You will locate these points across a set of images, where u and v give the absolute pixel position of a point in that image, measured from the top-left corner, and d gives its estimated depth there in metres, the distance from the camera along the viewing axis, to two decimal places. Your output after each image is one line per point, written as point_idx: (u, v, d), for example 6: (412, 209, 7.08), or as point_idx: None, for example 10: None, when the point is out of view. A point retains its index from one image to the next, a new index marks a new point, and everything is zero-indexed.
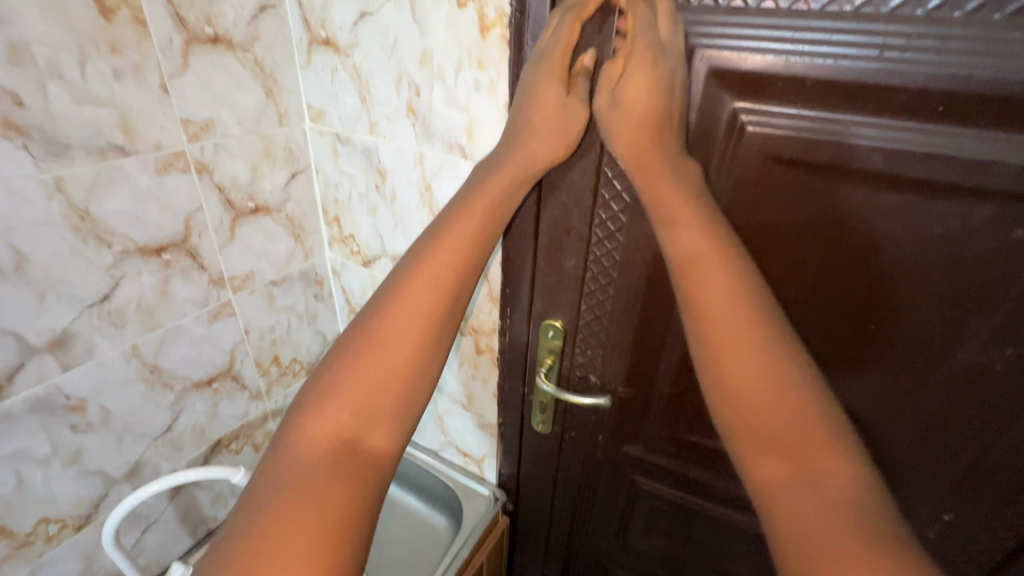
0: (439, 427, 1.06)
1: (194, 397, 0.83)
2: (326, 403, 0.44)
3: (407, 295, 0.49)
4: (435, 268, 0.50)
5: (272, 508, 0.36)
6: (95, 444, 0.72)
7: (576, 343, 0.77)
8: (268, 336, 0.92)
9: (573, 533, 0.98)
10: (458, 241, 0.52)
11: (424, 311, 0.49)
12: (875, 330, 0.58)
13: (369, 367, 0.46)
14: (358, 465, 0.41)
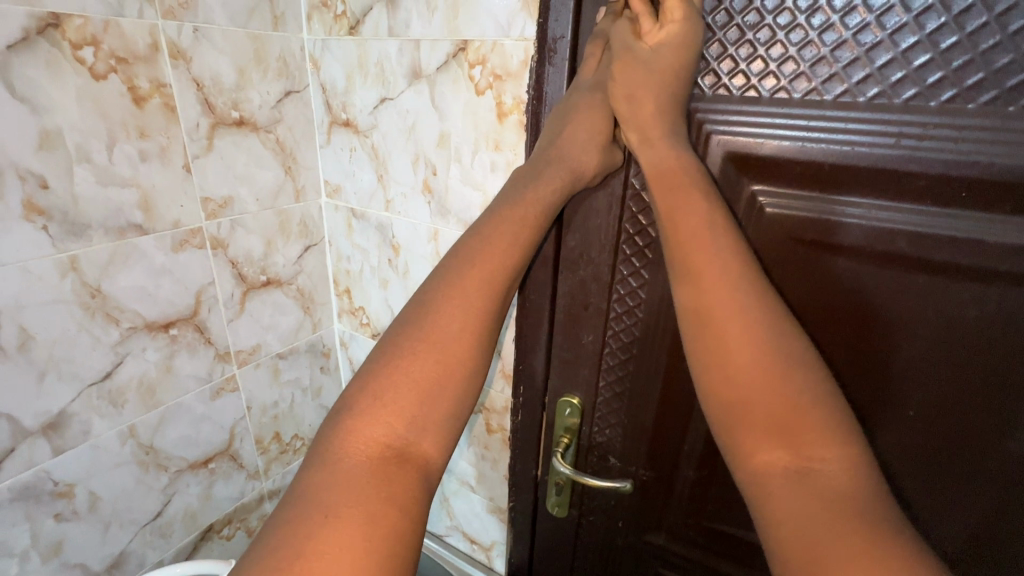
0: (446, 510, 0.99)
1: (188, 479, 0.78)
2: (368, 418, 0.41)
3: (428, 330, 0.45)
4: (482, 270, 0.48)
5: (313, 539, 0.34)
6: (79, 534, 0.67)
7: (593, 422, 0.73)
8: (271, 411, 0.88)
9: None
10: (505, 243, 0.50)
11: (451, 343, 0.45)
12: (913, 424, 0.55)
13: (415, 370, 0.43)
14: (403, 479, 0.39)
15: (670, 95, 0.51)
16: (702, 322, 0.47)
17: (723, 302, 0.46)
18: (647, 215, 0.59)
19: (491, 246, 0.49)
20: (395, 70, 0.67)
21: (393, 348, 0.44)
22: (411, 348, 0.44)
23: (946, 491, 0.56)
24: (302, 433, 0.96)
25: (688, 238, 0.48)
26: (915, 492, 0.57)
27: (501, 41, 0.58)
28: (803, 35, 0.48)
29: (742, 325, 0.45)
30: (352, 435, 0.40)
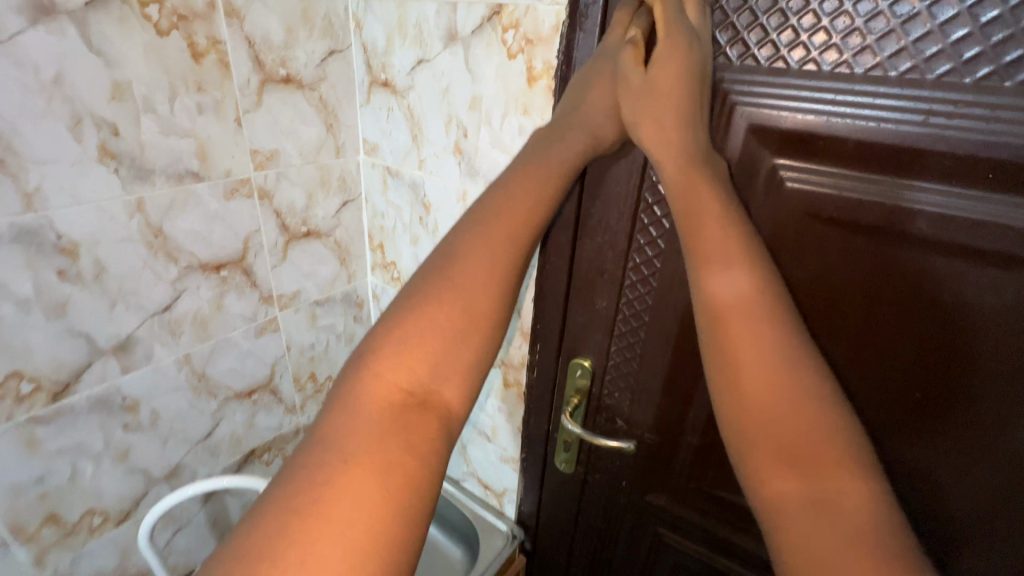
0: (463, 456, 1.06)
1: (234, 406, 0.87)
2: (391, 368, 0.44)
3: (452, 280, 0.49)
4: (503, 227, 0.51)
5: (335, 470, 0.37)
6: (142, 444, 0.76)
7: (604, 384, 0.77)
8: (307, 353, 0.96)
9: None
10: (524, 204, 0.52)
11: (475, 292, 0.49)
12: (914, 406, 0.56)
13: (439, 315, 0.47)
14: (423, 423, 0.42)
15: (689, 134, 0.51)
16: (712, 330, 0.47)
17: (734, 310, 0.46)
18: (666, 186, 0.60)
19: (508, 207, 0.52)
20: (432, 31, 0.69)
21: (412, 299, 0.48)
22: (431, 302, 0.47)
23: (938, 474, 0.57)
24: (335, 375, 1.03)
25: (705, 242, 0.48)
26: (905, 466, 0.59)
27: (535, 5, 0.60)
28: (836, 5, 0.48)
29: (754, 334, 0.45)
30: (376, 382, 0.44)
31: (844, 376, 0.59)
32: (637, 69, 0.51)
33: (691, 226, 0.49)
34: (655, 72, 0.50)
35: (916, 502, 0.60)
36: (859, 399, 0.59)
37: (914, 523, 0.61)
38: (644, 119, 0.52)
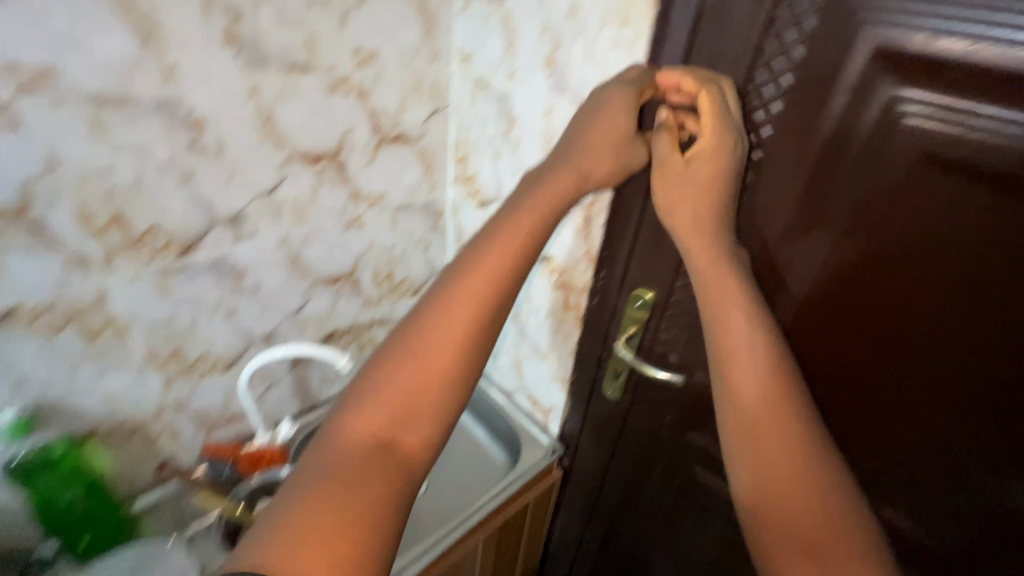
0: (515, 372, 1.12)
1: (320, 291, 0.96)
2: (386, 391, 0.50)
3: (504, 233, 0.56)
4: (554, 190, 0.58)
5: (308, 501, 0.43)
6: (246, 306, 0.86)
7: (662, 319, 0.77)
8: (387, 253, 1.02)
9: (621, 506, 1.01)
10: (576, 168, 0.59)
11: (520, 240, 0.56)
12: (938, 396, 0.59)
13: (468, 292, 0.54)
14: (384, 465, 0.47)
15: (717, 211, 0.58)
16: (725, 397, 0.56)
17: (748, 377, 0.55)
18: (768, 112, 0.58)
19: (571, 161, 0.59)
20: None
21: (457, 273, 0.55)
22: (432, 317, 0.53)
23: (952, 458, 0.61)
24: (409, 279, 1.10)
25: (722, 321, 0.56)
26: (959, 423, 0.59)
27: None
28: None
29: (759, 396, 0.54)
30: (369, 401, 0.50)
31: (917, 332, 0.58)
32: (675, 154, 0.59)
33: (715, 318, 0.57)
34: (695, 158, 0.58)
35: (964, 457, 0.60)
36: (928, 356, 0.58)
37: (955, 475, 0.62)
38: (679, 205, 0.59)
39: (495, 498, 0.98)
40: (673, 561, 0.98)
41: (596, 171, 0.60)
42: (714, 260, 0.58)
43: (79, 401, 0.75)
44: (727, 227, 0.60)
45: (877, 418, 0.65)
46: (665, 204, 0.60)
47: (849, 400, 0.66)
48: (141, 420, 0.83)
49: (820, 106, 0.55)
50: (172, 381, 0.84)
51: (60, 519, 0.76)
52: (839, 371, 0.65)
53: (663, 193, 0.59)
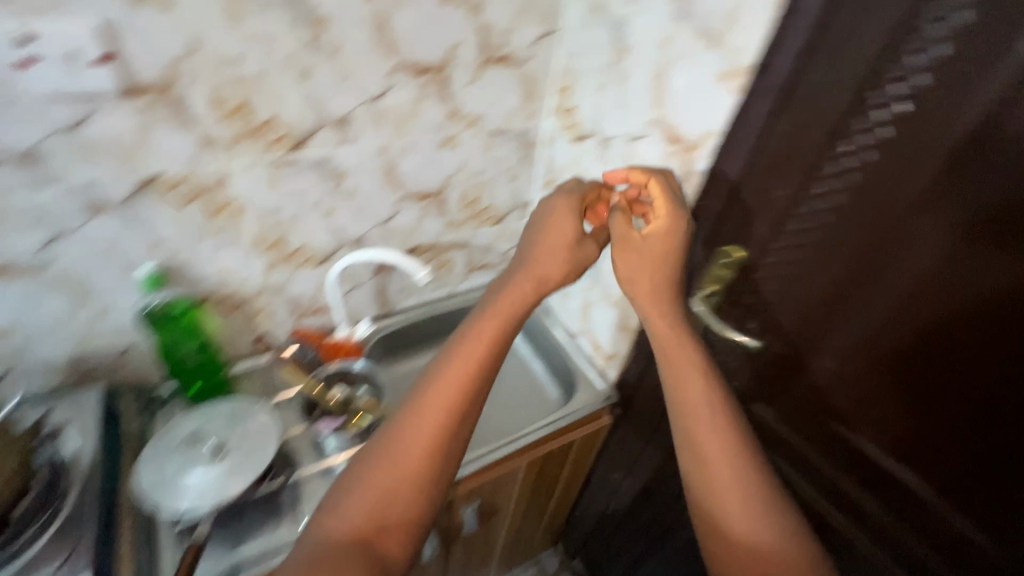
0: (584, 314, 1.12)
1: (408, 206, 0.99)
2: (400, 449, 0.56)
3: (504, 285, 0.68)
4: (555, 239, 0.70)
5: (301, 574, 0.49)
6: (342, 208, 0.92)
7: (747, 281, 0.73)
8: (476, 177, 1.04)
9: (667, 461, 1.02)
10: (563, 224, 0.71)
11: (529, 283, 0.68)
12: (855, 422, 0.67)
13: (474, 343, 0.62)
14: (368, 552, 0.51)
15: (670, 275, 0.67)
16: (682, 437, 0.61)
17: (705, 433, 0.59)
18: (908, 85, 0.52)
19: (557, 221, 0.71)
20: None
21: (478, 313, 0.66)
22: (447, 372, 0.60)
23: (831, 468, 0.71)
24: (493, 207, 1.12)
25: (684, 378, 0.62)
26: None
27: None
28: None
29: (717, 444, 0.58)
30: (386, 453, 0.56)
31: None
32: (633, 231, 0.69)
33: (678, 378, 0.63)
34: (650, 231, 0.68)
35: None
36: None
37: None
38: (638, 277, 0.67)
39: (540, 429, 1.01)
40: None
41: (552, 274, 0.69)
42: (670, 331, 0.65)
43: (199, 270, 0.85)
44: (679, 293, 0.68)
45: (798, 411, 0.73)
46: (625, 275, 0.68)
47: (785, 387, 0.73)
48: (245, 296, 0.93)
49: (943, 124, 0.50)
50: (274, 266, 0.92)
51: (182, 368, 0.90)
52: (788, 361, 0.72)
53: (624, 266, 0.68)
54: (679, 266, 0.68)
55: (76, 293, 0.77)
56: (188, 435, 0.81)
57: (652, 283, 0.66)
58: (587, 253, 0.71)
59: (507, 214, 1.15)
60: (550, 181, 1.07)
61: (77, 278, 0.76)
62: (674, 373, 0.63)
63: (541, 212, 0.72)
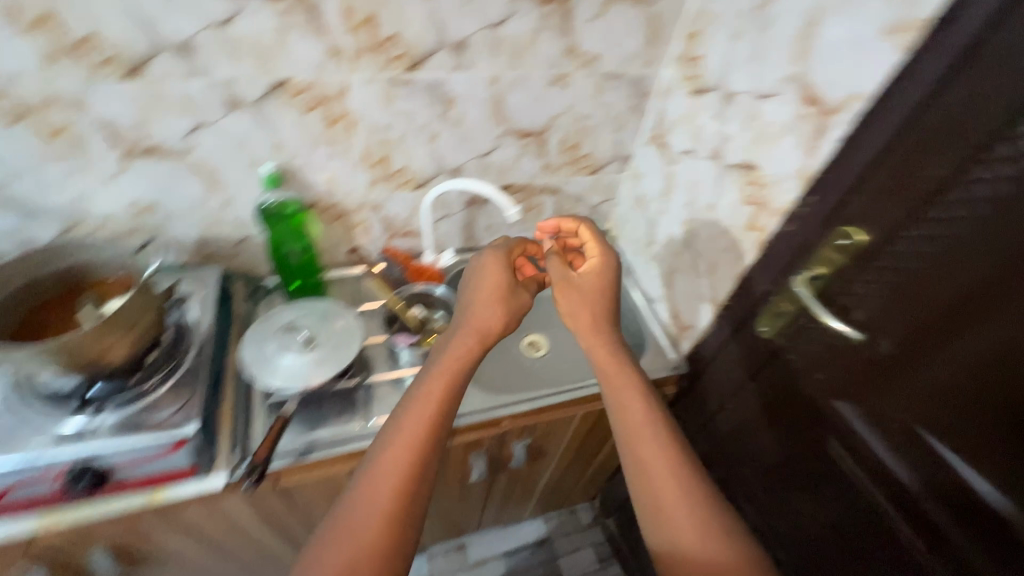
0: (666, 280, 1.08)
1: (507, 142, 0.99)
2: (365, 510, 0.56)
3: (462, 316, 0.74)
4: (496, 282, 0.77)
5: None
6: (445, 135, 0.93)
7: (863, 270, 0.65)
8: (580, 122, 1.01)
9: (726, 441, 1.00)
10: (500, 267, 0.78)
11: (485, 318, 0.73)
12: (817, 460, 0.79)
13: (438, 385, 0.65)
14: None
15: (606, 310, 0.78)
16: (631, 462, 0.66)
17: (652, 458, 0.64)
18: None
19: (494, 269, 0.78)
20: None
21: (440, 347, 0.71)
22: (407, 426, 0.61)
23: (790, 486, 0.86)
24: (592, 156, 1.08)
25: (628, 413, 0.69)
26: None
27: None
28: None
29: (666, 470, 0.63)
30: (353, 516, 0.55)
31: None
32: (569, 273, 0.81)
33: (619, 403, 0.70)
34: (582, 276, 0.80)
35: None
36: None
37: None
38: (578, 310, 0.77)
39: (604, 382, 1.02)
40: (755, 515, 0.96)
41: (494, 324, 0.73)
42: (607, 355, 0.74)
43: (311, 177, 0.91)
44: (616, 325, 0.78)
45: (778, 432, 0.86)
46: (566, 312, 0.78)
47: (773, 411, 0.86)
48: (346, 208, 0.99)
49: None
50: (375, 183, 0.97)
51: (285, 266, 0.99)
52: (782, 392, 0.83)
53: (566, 304, 0.79)
54: (612, 303, 0.79)
55: (208, 181, 0.86)
56: (286, 323, 0.90)
57: (591, 313, 0.77)
58: (521, 300, 0.77)
59: (605, 166, 1.12)
60: (657, 135, 1.02)
61: (210, 167, 0.84)
62: (617, 401, 0.70)
63: (473, 272, 0.79)
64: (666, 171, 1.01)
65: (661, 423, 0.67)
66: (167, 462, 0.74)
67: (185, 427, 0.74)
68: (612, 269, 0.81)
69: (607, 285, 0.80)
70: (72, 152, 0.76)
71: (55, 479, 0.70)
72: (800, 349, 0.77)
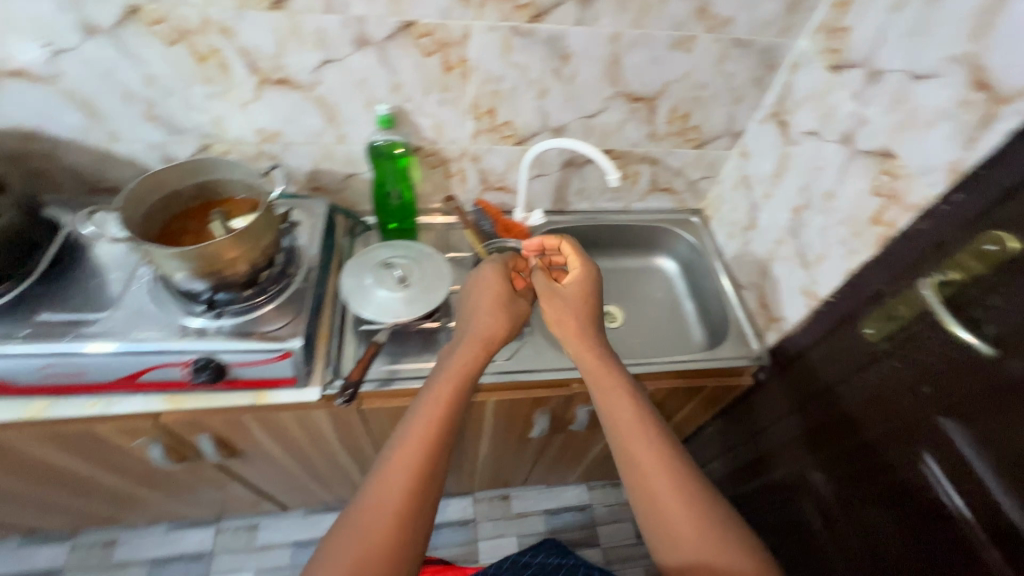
0: (761, 268, 1.03)
1: (616, 105, 0.96)
2: (377, 508, 0.60)
3: (466, 325, 0.78)
4: (495, 292, 0.81)
5: None
6: (555, 92, 0.92)
7: (1004, 283, 0.59)
8: (695, 91, 0.96)
9: (794, 442, 0.98)
10: (497, 279, 0.82)
11: (485, 328, 0.77)
12: (845, 494, 0.86)
13: (444, 388, 0.70)
14: None
15: (592, 319, 0.79)
16: (628, 468, 0.67)
17: (644, 458, 0.66)
18: None
19: (487, 283, 0.82)
20: None
21: (445, 355, 0.75)
22: (415, 430, 0.66)
23: (815, 510, 0.93)
24: (700, 129, 1.03)
25: (625, 420, 0.69)
26: None
27: None
28: None
29: (662, 475, 0.64)
30: (366, 514, 0.60)
31: None
32: (552, 285, 0.82)
33: (610, 410, 0.71)
34: (568, 288, 0.81)
35: None
36: None
37: None
38: (567, 317, 0.79)
39: (680, 361, 1.01)
40: (812, 519, 0.95)
41: (496, 333, 0.77)
42: (597, 362, 0.75)
43: (420, 122, 0.94)
44: (604, 335, 0.79)
45: (814, 460, 0.93)
46: (554, 320, 0.79)
47: (812, 440, 0.93)
48: (447, 156, 1.01)
49: None
50: (479, 134, 0.98)
51: (384, 206, 1.03)
52: (824, 425, 0.89)
53: (553, 313, 0.80)
54: (597, 310, 0.81)
55: (327, 116, 0.90)
56: (382, 260, 0.94)
57: (574, 322, 0.78)
58: (519, 307, 0.81)
59: (712, 141, 1.06)
60: (777, 112, 0.95)
61: (331, 103, 0.88)
62: (610, 409, 0.71)
63: (473, 285, 0.83)
64: (781, 152, 0.95)
65: (658, 433, 0.68)
66: (277, 368, 0.81)
67: (291, 341, 0.80)
68: (593, 278, 0.83)
69: (590, 294, 0.81)
70: (216, 76, 0.82)
71: (185, 367, 0.78)
72: (846, 392, 0.84)
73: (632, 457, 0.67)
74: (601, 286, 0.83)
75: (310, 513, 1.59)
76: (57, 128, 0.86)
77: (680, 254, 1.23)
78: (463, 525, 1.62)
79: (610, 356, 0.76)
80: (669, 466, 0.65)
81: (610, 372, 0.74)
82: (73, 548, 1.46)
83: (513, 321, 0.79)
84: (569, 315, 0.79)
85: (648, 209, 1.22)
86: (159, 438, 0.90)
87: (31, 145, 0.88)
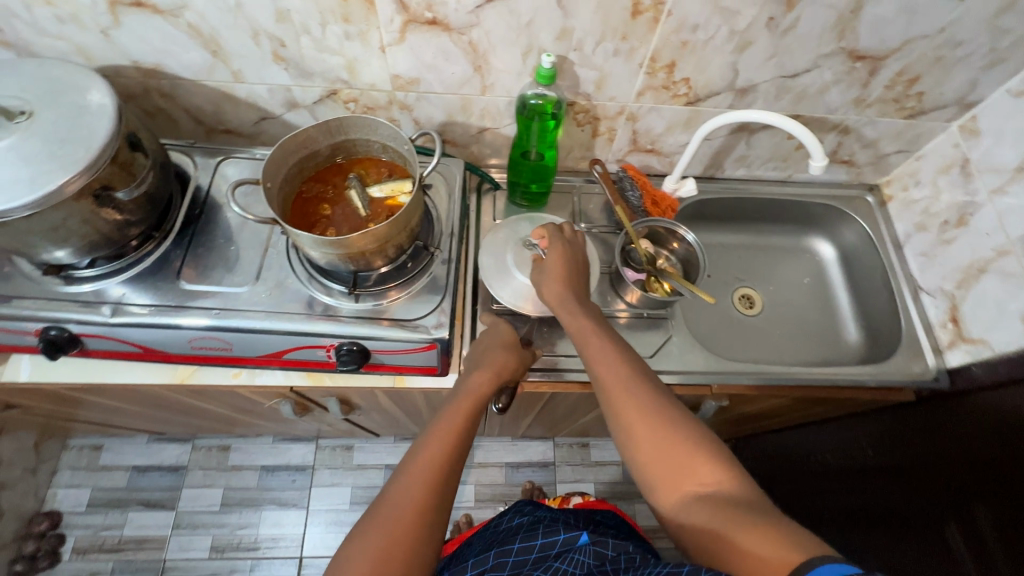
0: (961, 276, 0.87)
1: (833, 64, 0.76)
2: (399, 505, 0.55)
3: (474, 359, 0.73)
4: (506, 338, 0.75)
5: None
6: (761, 46, 0.73)
7: None
8: (941, 50, 0.74)
9: (897, 475, 0.91)
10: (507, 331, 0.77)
11: (497, 359, 0.72)
12: (981, 535, 0.77)
13: (460, 408, 0.64)
14: None
15: (574, 273, 0.73)
16: (609, 403, 0.61)
17: (614, 383, 0.61)
18: None
19: (489, 340, 0.76)
20: None
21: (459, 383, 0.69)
22: (434, 429, 0.62)
23: (925, 540, 0.85)
24: (924, 96, 0.82)
25: (597, 357, 0.64)
26: None
27: None
28: None
29: (635, 404, 0.59)
30: (384, 518, 0.54)
31: None
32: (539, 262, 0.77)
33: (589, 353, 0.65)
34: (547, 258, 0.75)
35: None
36: None
37: None
38: (545, 288, 0.73)
39: (841, 375, 0.90)
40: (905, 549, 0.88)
41: (507, 366, 0.71)
42: (571, 313, 0.69)
43: (582, 75, 0.77)
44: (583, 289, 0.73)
45: (937, 490, 0.84)
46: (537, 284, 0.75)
47: (943, 470, 0.84)
48: (601, 115, 0.85)
49: None
50: (646, 92, 0.81)
51: (520, 166, 0.89)
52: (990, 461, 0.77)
53: (538, 279, 0.75)
54: (579, 266, 0.75)
55: (475, 65, 0.76)
56: (524, 237, 0.85)
57: (550, 289, 0.73)
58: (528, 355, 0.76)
59: (932, 111, 0.85)
60: None
61: (484, 49, 0.74)
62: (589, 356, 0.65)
63: (484, 337, 0.77)
64: None
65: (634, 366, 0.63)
66: (421, 357, 0.77)
67: (437, 333, 0.74)
68: (571, 243, 0.76)
69: (569, 254, 0.74)
70: (357, 13, 0.68)
71: (328, 349, 0.75)
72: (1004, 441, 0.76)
73: (612, 390, 0.61)
74: (580, 252, 0.76)
75: (401, 440, 1.67)
76: (177, 67, 0.76)
77: (844, 238, 1.07)
78: (542, 467, 1.67)
79: (584, 306, 0.70)
80: (645, 394, 0.60)
81: (589, 320, 0.68)
82: (194, 448, 1.62)
83: (517, 361, 0.73)
84: (547, 283, 0.73)
85: (814, 180, 1.04)
86: (291, 398, 0.90)
87: (150, 84, 0.79)
